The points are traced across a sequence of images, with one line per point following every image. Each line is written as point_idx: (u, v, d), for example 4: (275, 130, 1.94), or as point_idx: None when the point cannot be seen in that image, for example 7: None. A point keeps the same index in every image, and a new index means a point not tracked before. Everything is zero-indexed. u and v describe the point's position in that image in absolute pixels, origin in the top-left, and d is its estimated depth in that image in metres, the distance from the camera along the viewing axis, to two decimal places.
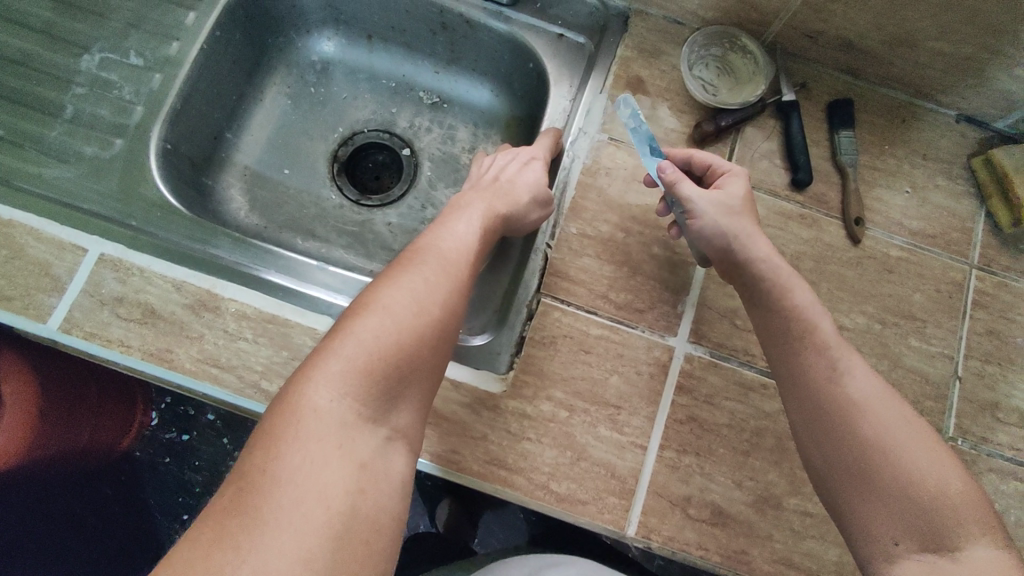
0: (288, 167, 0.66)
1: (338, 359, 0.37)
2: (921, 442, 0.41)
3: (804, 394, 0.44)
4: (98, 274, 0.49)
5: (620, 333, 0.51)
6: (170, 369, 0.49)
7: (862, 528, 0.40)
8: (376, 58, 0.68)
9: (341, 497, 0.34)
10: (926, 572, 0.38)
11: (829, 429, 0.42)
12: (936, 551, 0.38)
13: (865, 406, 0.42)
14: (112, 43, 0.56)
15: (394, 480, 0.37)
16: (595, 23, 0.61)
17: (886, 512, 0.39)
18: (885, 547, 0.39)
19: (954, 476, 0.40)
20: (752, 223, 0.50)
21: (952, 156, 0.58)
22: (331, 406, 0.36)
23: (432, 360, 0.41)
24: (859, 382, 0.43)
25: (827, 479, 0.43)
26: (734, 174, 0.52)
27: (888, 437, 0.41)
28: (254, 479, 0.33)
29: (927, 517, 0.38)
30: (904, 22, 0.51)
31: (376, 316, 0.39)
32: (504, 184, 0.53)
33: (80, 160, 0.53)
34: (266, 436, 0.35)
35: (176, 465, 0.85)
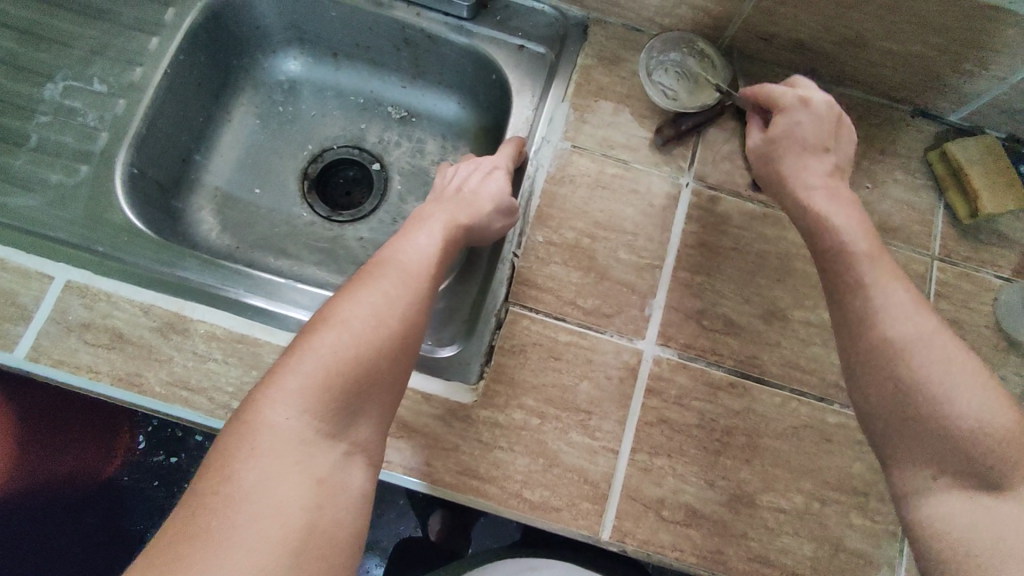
0: (258, 187, 0.66)
1: (295, 376, 0.37)
2: (972, 380, 0.40)
3: (856, 330, 0.43)
4: (65, 301, 0.50)
5: (589, 338, 0.52)
6: (140, 393, 0.49)
7: (901, 458, 0.41)
8: (343, 75, 0.69)
9: (298, 515, 0.34)
10: (968, 507, 0.38)
11: (878, 368, 0.42)
12: (975, 487, 0.39)
13: (917, 348, 0.41)
14: (75, 71, 0.57)
15: (352, 494, 0.37)
16: (555, 33, 0.62)
17: (929, 447, 0.40)
18: (921, 480, 0.40)
19: (1003, 415, 0.39)
20: (806, 154, 0.50)
21: (909, 151, 0.59)
22: (288, 423, 0.36)
23: (393, 374, 0.41)
24: (911, 321, 0.42)
25: (872, 411, 0.43)
26: (804, 101, 0.50)
27: (940, 379, 0.40)
28: (210, 497, 0.34)
29: (970, 457, 0.39)
30: (853, 23, 0.52)
31: (334, 331, 0.40)
32: (467, 195, 0.54)
33: (45, 188, 0.54)
34: (222, 455, 0.35)
35: (164, 490, 0.79)
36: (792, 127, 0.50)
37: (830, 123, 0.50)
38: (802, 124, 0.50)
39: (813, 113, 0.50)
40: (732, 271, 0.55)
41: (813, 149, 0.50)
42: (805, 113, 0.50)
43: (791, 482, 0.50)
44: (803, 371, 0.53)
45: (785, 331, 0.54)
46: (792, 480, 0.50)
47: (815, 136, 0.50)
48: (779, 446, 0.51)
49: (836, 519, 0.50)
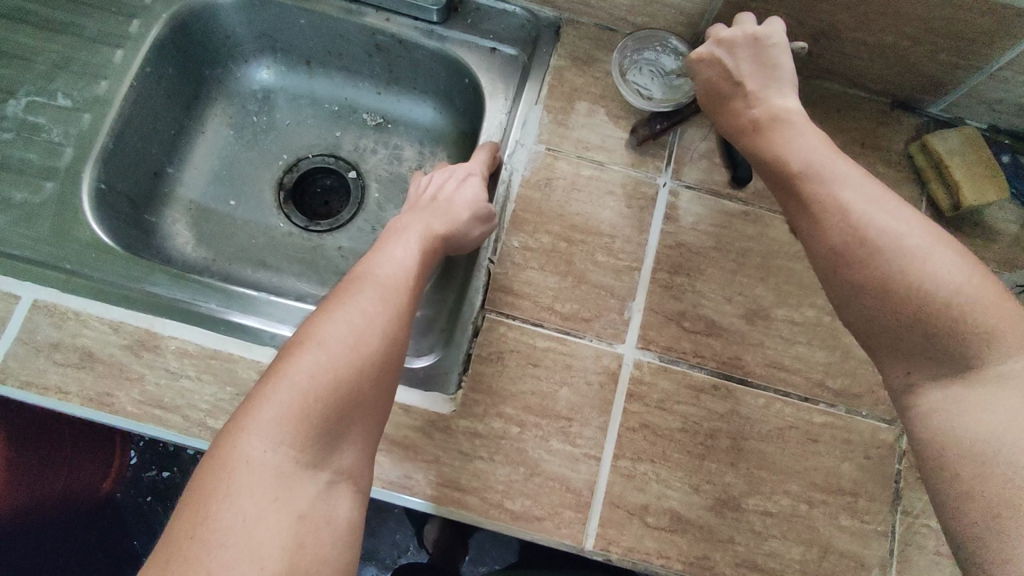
0: (234, 199, 0.65)
1: (271, 405, 0.35)
2: (937, 257, 0.36)
3: (811, 235, 0.40)
4: (32, 321, 0.49)
5: (568, 343, 0.51)
6: (111, 413, 0.48)
7: (882, 359, 0.38)
8: (316, 83, 0.68)
9: (278, 556, 0.31)
10: (946, 399, 0.35)
11: (836, 272, 0.38)
12: (951, 374, 0.35)
13: (870, 238, 0.37)
14: (39, 86, 0.56)
15: (338, 527, 0.35)
16: (527, 34, 0.61)
17: (902, 342, 0.36)
18: (902, 380, 0.37)
19: (977, 286, 0.35)
20: (731, 101, 0.49)
21: (890, 144, 0.58)
22: (264, 456, 0.34)
23: (375, 394, 0.38)
24: (862, 212, 0.38)
25: (845, 317, 0.39)
26: (699, 58, 0.50)
27: (897, 264, 0.36)
28: (184, 544, 0.31)
29: (942, 345, 0.35)
30: (824, 16, 0.51)
31: (310, 354, 0.37)
32: (442, 203, 0.53)
33: (11, 206, 0.53)
34: (195, 496, 0.33)
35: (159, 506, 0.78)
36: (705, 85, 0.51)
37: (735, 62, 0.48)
38: (711, 78, 0.50)
39: (715, 60, 0.49)
40: (713, 270, 0.54)
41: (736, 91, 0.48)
42: (708, 67, 0.50)
43: (777, 483, 0.49)
44: (787, 371, 0.52)
45: (768, 330, 0.53)
46: (778, 482, 0.49)
47: (725, 82, 0.49)
48: (765, 448, 0.50)
49: (825, 520, 0.49)
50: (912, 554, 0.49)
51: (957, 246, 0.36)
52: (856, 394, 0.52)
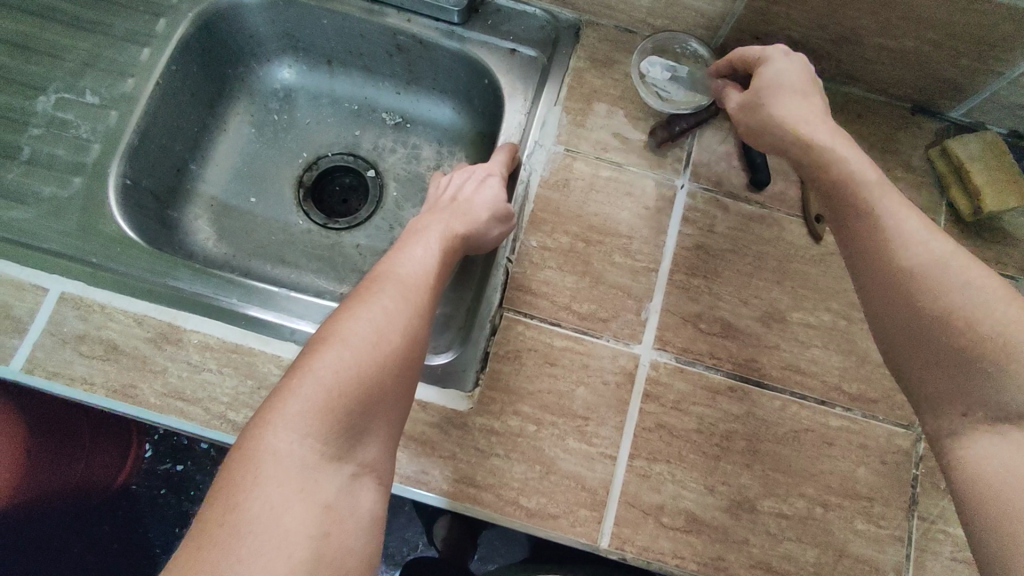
0: (254, 195, 0.66)
1: (296, 400, 0.35)
2: (1001, 298, 0.36)
3: (868, 263, 0.40)
4: (59, 313, 0.50)
5: (585, 343, 0.51)
6: (134, 404, 0.48)
7: (932, 400, 0.38)
8: (337, 82, 0.69)
9: (305, 545, 0.32)
10: (1002, 445, 0.35)
11: (894, 303, 0.39)
12: (1007, 419, 0.35)
13: (936, 270, 0.37)
14: (68, 83, 0.57)
15: (362, 518, 0.36)
16: (547, 36, 0.61)
17: (957, 379, 0.36)
18: (953, 422, 0.37)
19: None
20: (800, 97, 0.46)
21: (911, 149, 0.58)
22: (291, 448, 0.34)
23: (397, 390, 0.39)
24: (929, 242, 0.38)
25: (895, 349, 0.39)
26: (777, 54, 0.48)
27: (962, 299, 0.36)
28: (214, 530, 0.32)
29: (1002, 384, 0.35)
30: (845, 20, 0.51)
31: (334, 350, 0.37)
32: (462, 203, 0.54)
33: (40, 200, 0.54)
34: (224, 486, 0.33)
35: (174, 496, 0.81)
36: (775, 74, 0.47)
37: (811, 73, 0.48)
38: (784, 72, 0.47)
39: (794, 62, 0.48)
40: (730, 273, 0.54)
41: (804, 93, 0.46)
42: (789, 63, 0.48)
43: (793, 486, 0.49)
44: (803, 373, 0.52)
45: (784, 333, 0.53)
46: (794, 485, 0.49)
47: (801, 81, 0.47)
48: (780, 450, 0.50)
49: (840, 524, 0.49)
50: (928, 559, 0.49)
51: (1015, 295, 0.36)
52: (873, 398, 0.52)
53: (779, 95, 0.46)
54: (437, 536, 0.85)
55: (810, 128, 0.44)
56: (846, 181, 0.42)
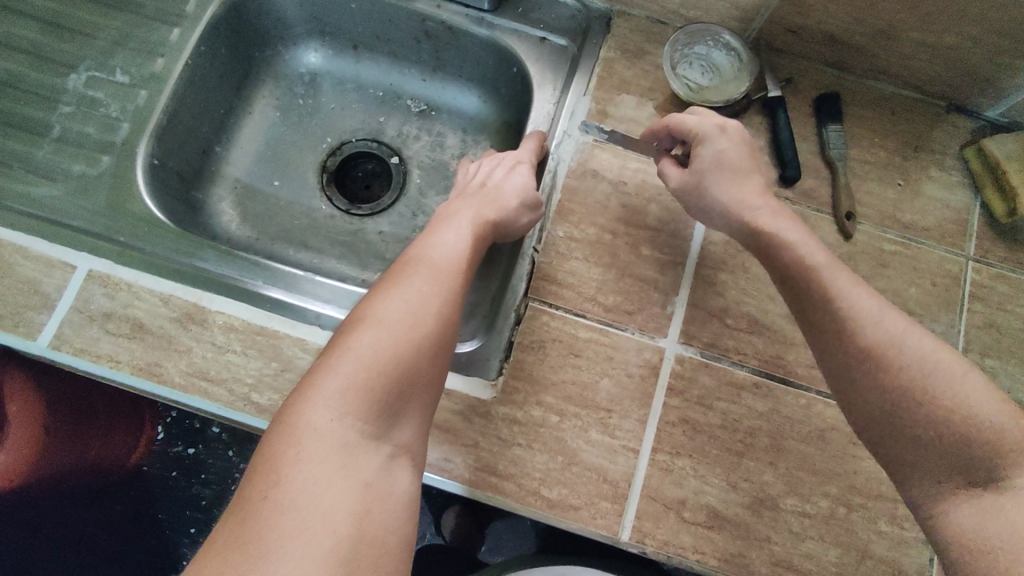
0: (278, 179, 0.66)
1: (336, 377, 0.36)
2: (957, 373, 0.39)
3: (828, 343, 0.43)
4: (87, 291, 0.50)
5: (609, 335, 0.51)
6: (159, 383, 0.48)
7: (908, 470, 0.39)
8: (363, 68, 0.69)
9: (347, 521, 0.32)
10: (981, 508, 0.36)
11: (862, 377, 0.41)
12: (979, 484, 0.36)
13: (894, 348, 0.40)
14: (99, 61, 0.57)
15: (400, 498, 0.35)
16: (577, 25, 0.61)
17: (929, 449, 0.38)
18: (931, 489, 0.38)
19: (998, 402, 0.38)
20: (738, 179, 0.50)
21: (944, 148, 0.57)
22: (331, 425, 0.34)
23: (432, 371, 0.39)
24: (882, 322, 0.41)
25: (865, 424, 0.41)
26: (713, 131, 0.50)
27: (921, 376, 0.39)
28: (255, 505, 0.31)
29: (972, 452, 0.37)
30: (885, 14, 0.50)
31: (371, 330, 0.38)
32: (491, 190, 0.54)
33: (69, 177, 0.54)
34: (264, 461, 0.33)
35: (183, 479, 0.82)
36: (715, 154, 0.50)
37: (745, 146, 0.51)
38: (723, 151, 0.50)
39: (730, 137, 0.51)
40: (758, 269, 0.53)
41: (741, 173, 0.50)
42: (730, 140, 0.51)
43: (817, 485, 0.49)
44: None
45: None
46: (817, 484, 0.49)
47: (738, 160, 0.50)
48: (804, 449, 0.50)
49: (863, 525, 0.48)
50: None
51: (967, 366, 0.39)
52: None
53: (721, 176, 0.50)
54: (446, 526, 0.86)
55: (751, 215, 0.48)
56: (797, 265, 0.45)
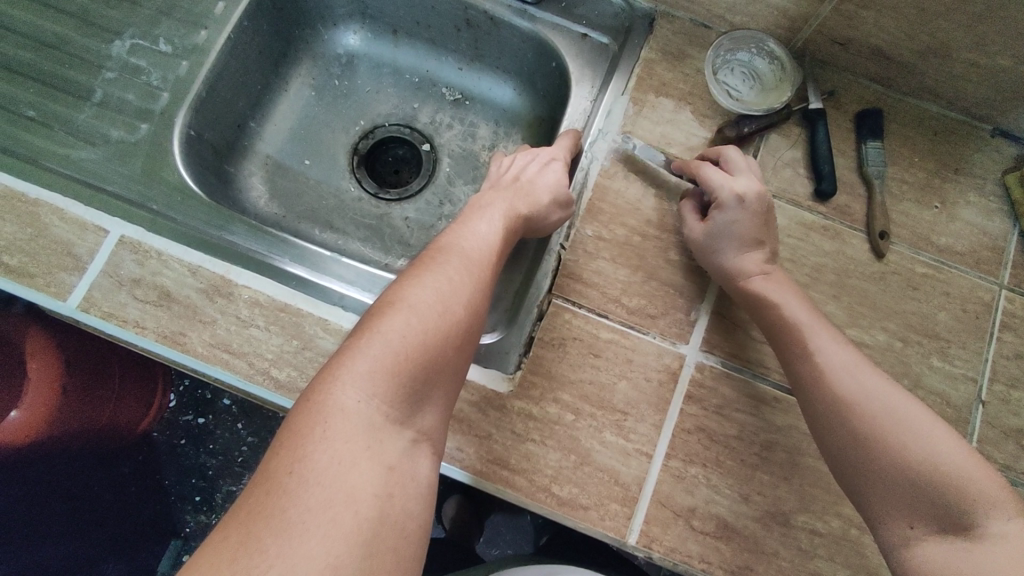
0: (309, 158, 0.67)
1: (366, 358, 0.36)
2: (926, 423, 0.41)
3: (807, 394, 0.45)
4: (118, 256, 0.50)
5: (631, 338, 0.51)
6: (181, 351, 0.49)
7: (880, 515, 0.41)
8: (401, 53, 0.69)
9: (370, 503, 0.32)
10: (950, 553, 0.38)
11: (837, 426, 0.43)
12: (950, 531, 0.38)
13: (867, 399, 0.43)
14: (143, 29, 0.58)
15: (420, 485, 0.36)
16: (620, 23, 0.60)
17: (900, 495, 0.40)
18: (901, 533, 0.40)
19: (964, 452, 0.40)
20: (745, 249, 0.50)
21: (986, 172, 0.56)
22: (359, 406, 0.35)
23: (455, 362, 0.40)
24: (855, 375, 0.44)
25: (841, 471, 0.43)
26: (730, 202, 0.49)
27: (891, 426, 0.41)
28: (280, 480, 0.32)
29: (943, 498, 0.39)
30: (938, 32, 0.49)
31: (402, 314, 0.38)
32: (523, 184, 0.54)
33: (107, 143, 0.55)
34: (290, 437, 0.33)
35: (191, 447, 0.95)
36: (728, 226, 0.50)
37: (760, 217, 0.50)
38: (736, 222, 0.50)
39: (748, 209, 0.50)
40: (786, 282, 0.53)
41: (750, 243, 0.50)
42: (744, 211, 0.50)
43: (830, 505, 0.48)
44: None
45: None
46: (831, 503, 0.48)
47: (749, 232, 0.50)
48: (820, 467, 0.49)
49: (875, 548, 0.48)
50: None
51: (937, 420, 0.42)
52: None
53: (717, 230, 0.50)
54: (446, 517, 0.90)
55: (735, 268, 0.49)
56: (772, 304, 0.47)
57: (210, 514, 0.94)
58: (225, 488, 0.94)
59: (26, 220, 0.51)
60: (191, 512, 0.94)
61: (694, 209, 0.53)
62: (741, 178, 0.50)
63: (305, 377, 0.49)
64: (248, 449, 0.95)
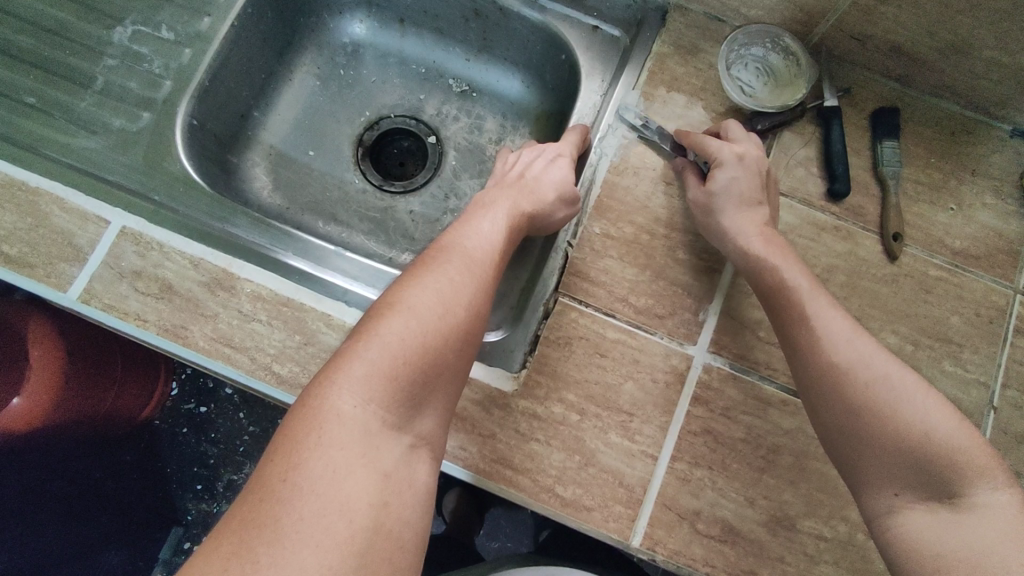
0: (312, 149, 0.66)
1: (363, 363, 0.35)
2: (921, 393, 0.40)
3: (802, 359, 0.44)
4: (118, 247, 0.50)
5: (638, 338, 0.50)
6: (183, 345, 0.48)
7: (867, 482, 0.40)
8: (407, 42, 0.67)
9: (365, 511, 0.32)
10: (934, 521, 0.37)
11: (832, 394, 0.42)
12: (938, 500, 0.38)
13: (862, 364, 0.41)
14: (145, 16, 0.56)
15: (418, 491, 0.35)
16: (632, 16, 0.59)
17: (889, 464, 0.39)
18: (886, 500, 0.39)
19: (957, 421, 0.39)
20: (745, 205, 0.50)
21: (1003, 174, 0.55)
22: (355, 412, 0.34)
23: (456, 364, 0.39)
24: (852, 342, 0.42)
25: (829, 436, 0.43)
26: (730, 159, 0.50)
27: (886, 393, 0.40)
28: (274, 488, 0.31)
29: (933, 469, 0.38)
30: (960, 29, 0.47)
31: (401, 317, 0.37)
32: (529, 181, 0.53)
33: (109, 132, 0.54)
34: (286, 442, 0.33)
35: (193, 436, 0.95)
36: (728, 183, 0.50)
37: (759, 179, 0.51)
38: (738, 178, 0.50)
39: (746, 170, 0.50)
40: None
41: (751, 200, 0.50)
42: (744, 170, 0.50)
43: (836, 510, 0.48)
44: None
45: None
46: (837, 509, 0.48)
47: (750, 192, 0.50)
48: (827, 472, 0.48)
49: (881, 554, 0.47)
50: None
51: (929, 387, 0.41)
52: None
53: (727, 222, 0.49)
54: (446, 508, 0.91)
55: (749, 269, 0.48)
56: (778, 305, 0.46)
57: (212, 502, 0.94)
58: (227, 476, 0.94)
59: (25, 209, 0.50)
60: (193, 500, 0.94)
61: (693, 176, 0.52)
62: (739, 141, 0.51)
63: (308, 373, 0.48)
64: (250, 438, 0.96)
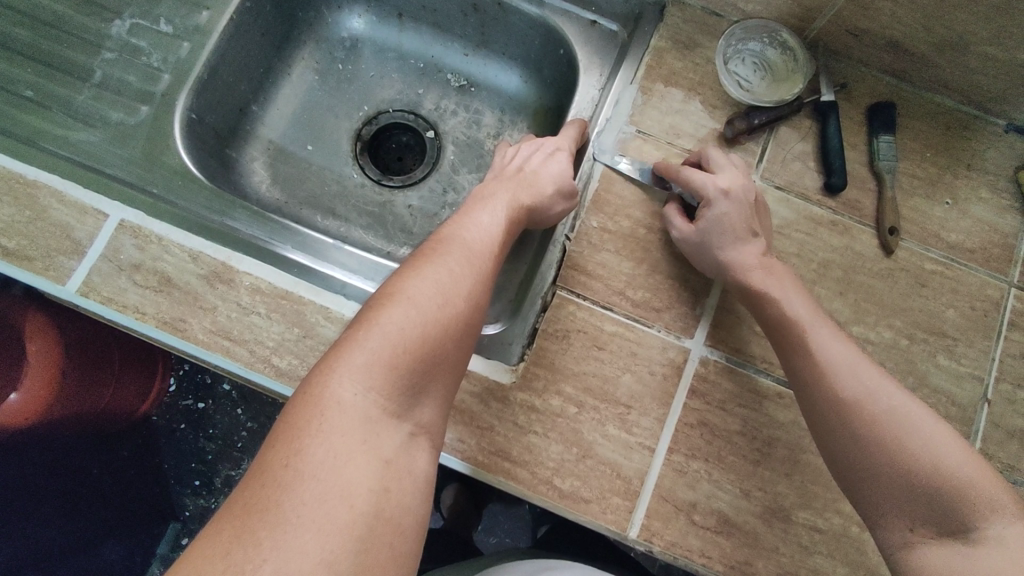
0: (311, 144, 0.66)
1: (363, 351, 0.35)
2: (923, 420, 0.40)
3: (807, 391, 0.44)
4: (118, 240, 0.50)
5: (635, 331, 0.50)
6: (182, 338, 0.48)
7: (880, 514, 0.40)
8: (406, 37, 0.67)
9: (366, 496, 0.32)
10: (948, 557, 0.37)
11: (838, 424, 0.42)
12: (951, 535, 0.38)
13: (867, 396, 0.41)
14: (143, 9, 0.56)
15: (418, 478, 0.36)
16: (630, 10, 0.59)
17: (899, 497, 0.39)
18: (900, 535, 0.39)
19: (965, 453, 0.39)
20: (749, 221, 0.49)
21: (998, 169, 0.55)
22: (355, 399, 0.34)
23: (455, 354, 0.39)
24: (856, 373, 0.42)
25: (838, 468, 0.42)
26: (716, 195, 0.49)
27: (891, 424, 0.40)
28: (275, 472, 0.31)
29: (939, 497, 0.38)
30: (956, 25, 0.48)
31: (401, 306, 0.38)
32: (528, 175, 0.53)
33: (107, 125, 0.54)
34: (287, 429, 0.33)
35: (191, 431, 0.95)
36: (718, 217, 0.49)
37: (751, 209, 0.50)
38: (727, 212, 0.49)
39: (735, 201, 0.49)
40: None
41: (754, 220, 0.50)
42: (733, 204, 0.49)
43: (831, 501, 0.48)
44: None
45: None
46: (832, 500, 0.48)
47: (743, 224, 0.49)
48: (821, 465, 0.49)
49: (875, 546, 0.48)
50: None
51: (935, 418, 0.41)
52: None
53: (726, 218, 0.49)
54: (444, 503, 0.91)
55: (746, 262, 0.48)
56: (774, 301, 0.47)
57: (209, 498, 0.94)
58: (224, 472, 0.95)
59: (24, 202, 0.50)
60: (191, 496, 0.94)
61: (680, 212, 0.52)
62: (724, 174, 0.50)
63: (307, 365, 0.48)
64: (247, 433, 0.96)
